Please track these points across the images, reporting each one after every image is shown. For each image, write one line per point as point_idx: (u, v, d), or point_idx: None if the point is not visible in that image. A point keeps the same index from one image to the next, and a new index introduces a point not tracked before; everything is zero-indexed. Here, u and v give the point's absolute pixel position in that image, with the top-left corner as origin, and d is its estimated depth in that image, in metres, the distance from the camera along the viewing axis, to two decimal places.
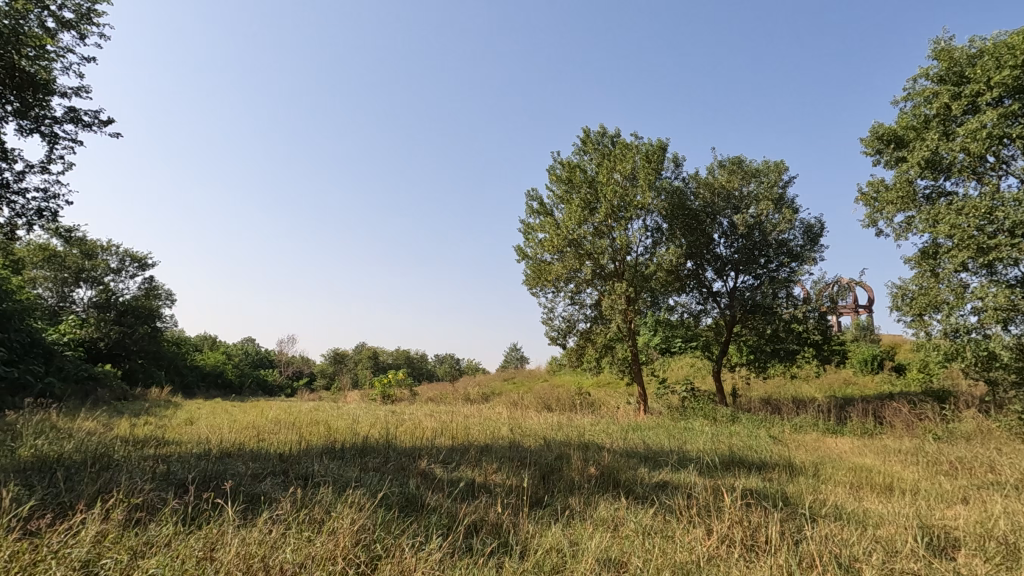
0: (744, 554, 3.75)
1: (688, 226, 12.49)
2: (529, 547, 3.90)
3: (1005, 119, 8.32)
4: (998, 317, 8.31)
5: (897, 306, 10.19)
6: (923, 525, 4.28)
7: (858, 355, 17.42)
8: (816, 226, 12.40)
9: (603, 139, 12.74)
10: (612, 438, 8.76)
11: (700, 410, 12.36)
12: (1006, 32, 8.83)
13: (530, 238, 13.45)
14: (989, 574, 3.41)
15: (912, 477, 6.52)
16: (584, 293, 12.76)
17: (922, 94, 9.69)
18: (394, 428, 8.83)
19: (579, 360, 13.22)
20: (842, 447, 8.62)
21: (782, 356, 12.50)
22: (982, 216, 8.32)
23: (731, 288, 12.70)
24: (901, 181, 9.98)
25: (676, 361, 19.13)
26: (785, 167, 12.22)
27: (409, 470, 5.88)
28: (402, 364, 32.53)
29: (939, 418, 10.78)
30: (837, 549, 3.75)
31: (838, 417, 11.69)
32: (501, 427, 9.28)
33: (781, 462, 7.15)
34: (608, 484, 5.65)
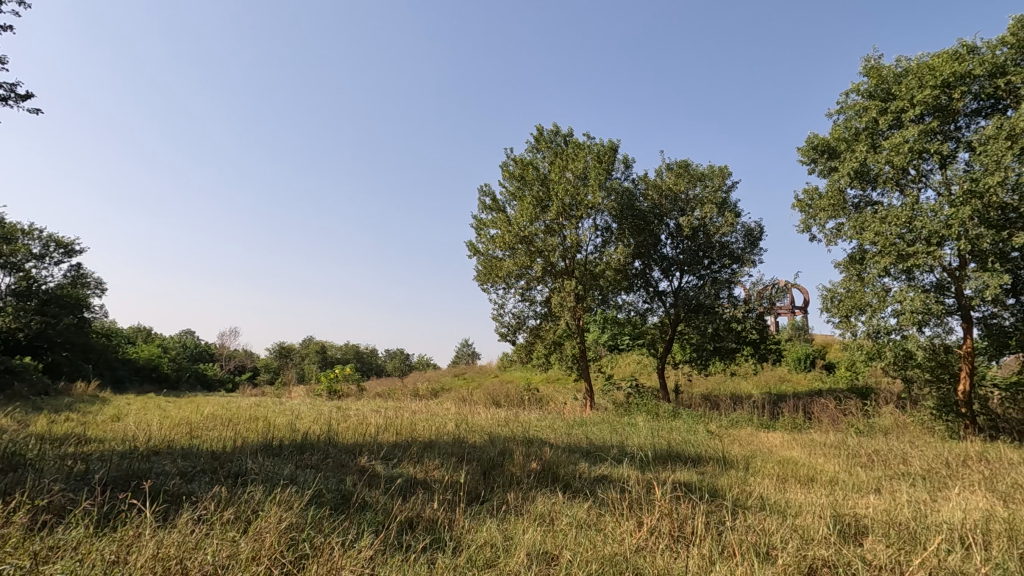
0: (670, 544, 3.89)
1: (637, 226, 12.78)
2: (463, 542, 3.91)
3: (926, 135, 8.91)
4: (915, 320, 8.93)
5: (827, 308, 10.76)
6: (836, 515, 4.55)
7: (792, 353, 18.33)
8: (756, 230, 12.95)
9: (556, 138, 12.87)
10: (557, 433, 8.88)
11: (643, 406, 12.71)
12: (926, 55, 9.49)
13: (481, 233, 13.43)
14: (890, 557, 3.68)
15: (833, 469, 6.93)
16: (534, 290, 12.86)
17: (852, 108, 10.28)
18: (337, 425, 8.65)
19: (528, 356, 13.30)
20: (773, 441, 9.05)
21: (722, 354, 13.00)
22: (904, 224, 8.89)
23: (676, 288, 13.09)
24: (833, 189, 10.55)
25: (624, 357, 19.60)
26: (728, 172, 12.69)
27: (348, 467, 5.77)
28: (351, 359, 31.87)
29: (861, 413, 11.49)
30: (757, 539, 3.94)
31: (772, 412, 12.26)
32: (447, 423, 9.25)
33: (715, 456, 7.45)
34: (546, 479, 5.73)
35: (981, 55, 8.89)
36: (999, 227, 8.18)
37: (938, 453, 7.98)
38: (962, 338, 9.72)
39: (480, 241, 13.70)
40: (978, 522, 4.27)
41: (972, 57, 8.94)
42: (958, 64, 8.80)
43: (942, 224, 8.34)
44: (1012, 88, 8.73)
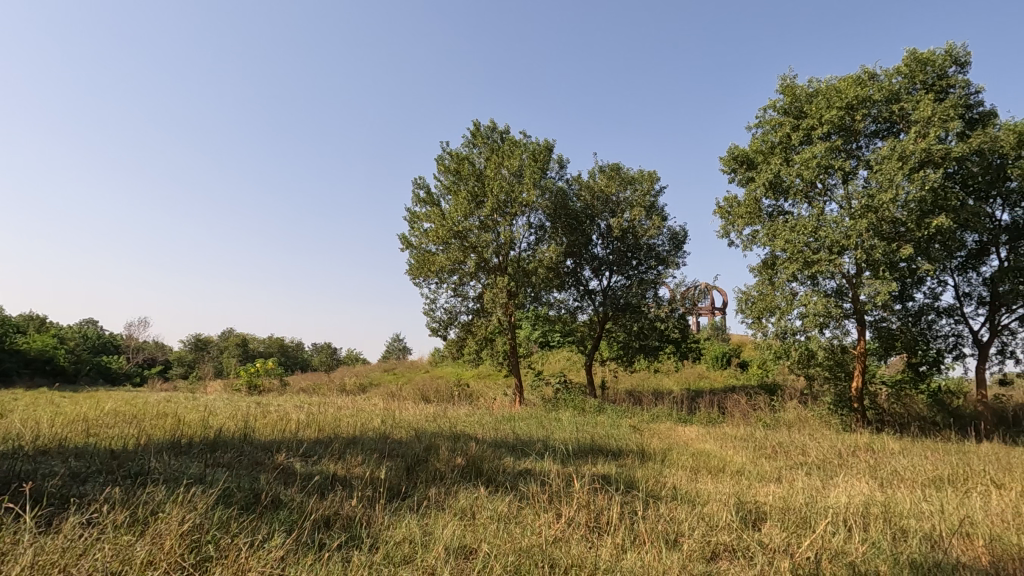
0: (586, 534, 4.02)
1: (569, 226, 13.05)
2: (380, 539, 3.85)
3: (831, 152, 9.67)
4: (817, 322, 9.68)
5: (742, 310, 11.44)
6: (739, 502, 4.87)
7: (711, 351, 19.35)
8: (681, 234, 13.56)
9: (492, 134, 12.89)
10: (484, 428, 8.91)
11: (570, 401, 13.02)
12: (834, 78, 10.31)
13: (415, 226, 13.22)
14: (783, 540, 3.98)
15: (740, 460, 7.41)
16: (467, 285, 12.82)
17: (769, 122, 10.97)
18: (254, 421, 8.27)
19: (459, 352, 13.25)
20: (689, 435, 9.55)
21: (647, 352, 13.52)
22: (809, 233, 9.62)
23: (605, 287, 13.48)
24: (750, 198, 11.21)
25: (555, 353, 19.98)
26: (656, 177, 13.19)
27: (263, 464, 5.52)
28: (274, 353, 30.48)
29: (769, 408, 12.33)
30: (667, 527, 4.14)
31: (689, 407, 12.90)
32: (373, 419, 9.06)
33: (634, 450, 7.76)
34: (471, 474, 5.74)
35: (879, 82, 9.77)
36: (891, 239, 9.01)
37: (832, 445, 8.71)
38: (856, 339, 10.65)
39: (413, 234, 13.50)
40: (860, 506, 4.71)
41: (872, 83, 9.81)
42: (861, 88, 9.63)
43: (842, 234, 9.11)
44: (904, 114, 9.65)
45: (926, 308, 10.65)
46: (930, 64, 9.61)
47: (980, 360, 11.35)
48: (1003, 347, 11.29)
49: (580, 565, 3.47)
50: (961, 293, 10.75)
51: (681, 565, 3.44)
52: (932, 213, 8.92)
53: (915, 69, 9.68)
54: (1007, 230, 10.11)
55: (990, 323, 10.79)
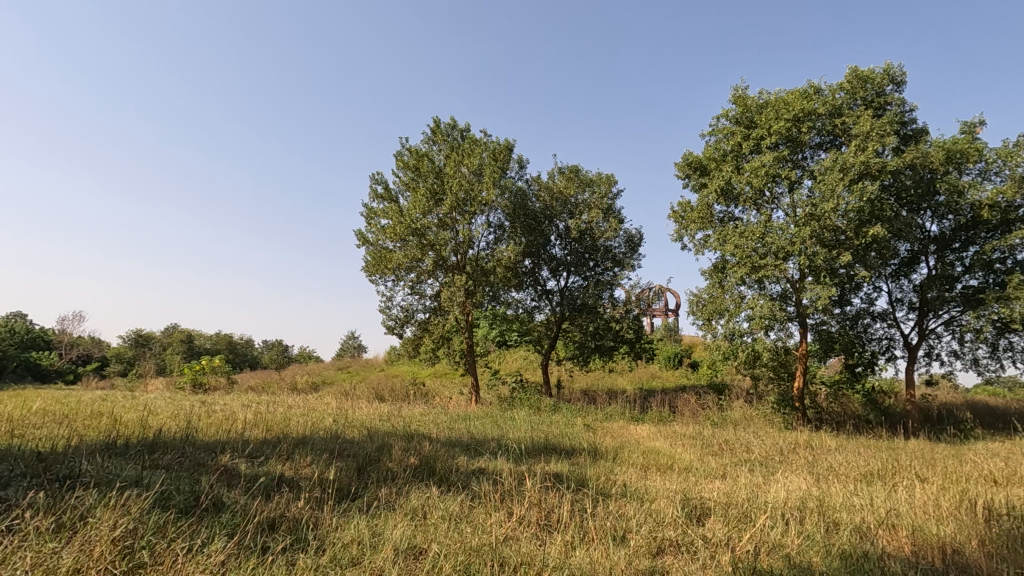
0: (537, 532, 4.05)
1: (528, 226, 13.12)
2: (327, 541, 3.77)
3: (779, 162, 10.08)
4: (763, 324, 10.06)
5: (693, 312, 11.78)
6: (685, 498, 5.02)
7: (663, 352, 19.84)
8: (637, 236, 13.85)
9: (453, 131, 12.82)
10: (439, 427, 8.86)
11: (526, 400, 13.08)
12: (783, 90, 10.76)
13: (372, 223, 12.99)
14: (724, 534, 4.13)
15: (688, 457, 7.65)
16: (425, 283, 12.69)
17: (722, 131, 11.33)
18: (198, 421, 7.94)
19: (415, 350, 13.09)
20: (641, 433, 9.76)
21: (602, 352, 13.74)
22: (757, 239, 9.99)
23: (563, 287, 13.63)
24: (703, 204, 11.55)
25: (511, 353, 20.02)
26: (614, 180, 13.42)
27: (206, 466, 5.31)
28: (222, 350, 29.38)
29: (717, 407, 12.76)
30: (616, 524, 4.22)
31: (642, 406, 13.20)
32: (324, 418, 8.85)
33: (587, 448, 7.88)
34: (424, 473, 5.69)
35: (824, 96, 10.26)
36: (831, 247, 9.47)
37: (774, 442, 9.08)
38: (799, 341, 11.15)
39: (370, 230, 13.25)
40: (797, 501, 4.94)
41: (817, 97, 10.29)
42: (807, 101, 10.09)
43: (787, 241, 9.52)
44: (846, 128, 10.16)
45: (862, 312, 11.28)
46: (869, 81, 10.18)
47: (909, 362, 12.11)
48: (930, 350, 12.08)
49: (530, 563, 3.49)
50: (893, 299, 11.43)
51: (627, 560, 3.51)
52: (869, 223, 9.44)
53: (856, 85, 10.21)
54: (934, 240, 10.88)
55: (920, 327, 11.52)
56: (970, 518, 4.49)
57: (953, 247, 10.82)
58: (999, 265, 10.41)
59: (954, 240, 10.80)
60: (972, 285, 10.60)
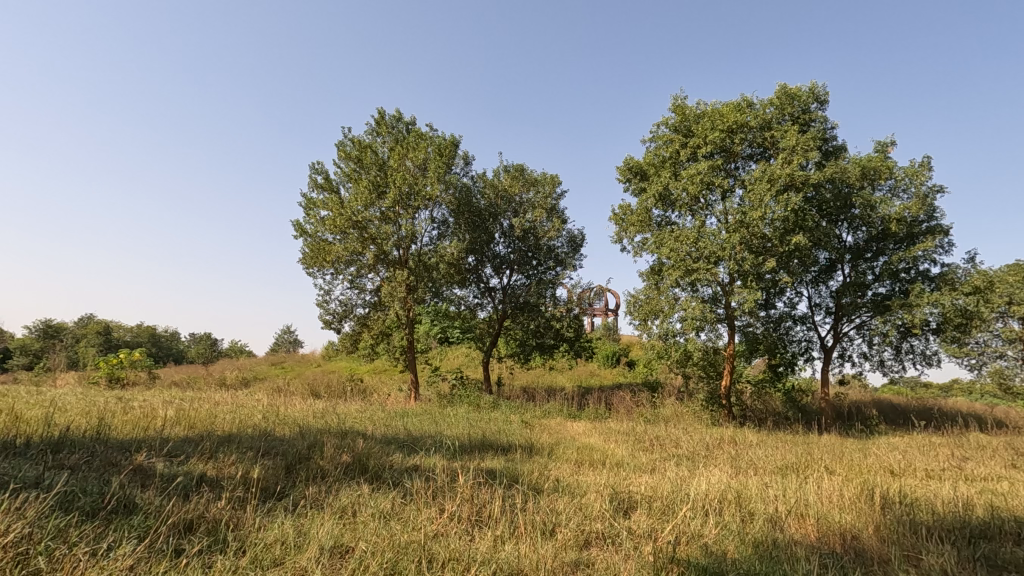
0: (466, 528, 4.06)
1: (472, 223, 13.05)
2: (248, 542, 3.63)
3: (713, 171, 10.56)
4: (695, 325, 10.50)
5: (630, 312, 12.13)
6: (614, 492, 5.18)
7: (602, 351, 20.33)
8: (579, 237, 14.10)
9: (398, 124, 12.62)
10: (375, 424, 8.70)
11: (466, 397, 13.08)
12: (718, 102, 11.27)
13: (311, 213, 12.57)
14: (648, 525, 4.29)
15: (620, 452, 7.89)
16: (365, 277, 12.42)
17: (661, 138, 11.74)
18: (111, 417, 7.41)
19: (353, 346, 12.76)
20: (576, 429, 9.97)
21: (542, 350, 13.90)
22: (691, 243, 10.41)
23: (505, 285, 13.71)
24: (642, 208, 11.89)
25: (453, 350, 19.93)
26: (558, 181, 13.62)
27: (118, 466, 4.97)
28: (143, 343, 27.58)
29: (650, 404, 13.23)
30: (546, 518, 4.30)
31: (579, 403, 13.48)
32: (253, 415, 8.51)
33: (523, 444, 7.97)
34: (355, 471, 5.59)
35: (755, 110, 10.84)
36: (759, 253, 10.01)
37: (701, 438, 9.53)
38: (728, 342, 11.71)
39: (309, 221, 12.82)
40: (717, 493, 5.20)
41: (749, 111, 10.86)
42: (739, 114, 10.63)
43: (718, 246, 9.98)
44: (775, 141, 10.77)
45: (785, 316, 11.98)
46: (796, 99, 10.83)
47: (825, 363, 12.98)
48: (843, 352, 13.00)
49: (458, 559, 3.50)
50: (813, 304, 12.21)
51: (554, 553, 3.58)
52: (793, 232, 10.04)
53: (785, 102, 10.83)
54: (850, 250, 11.70)
55: (835, 331, 12.37)
56: (868, 506, 4.88)
57: (866, 257, 11.67)
58: (904, 274, 11.35)
59: (867, 250, 11.64)
60: (880, 292, 11.48)
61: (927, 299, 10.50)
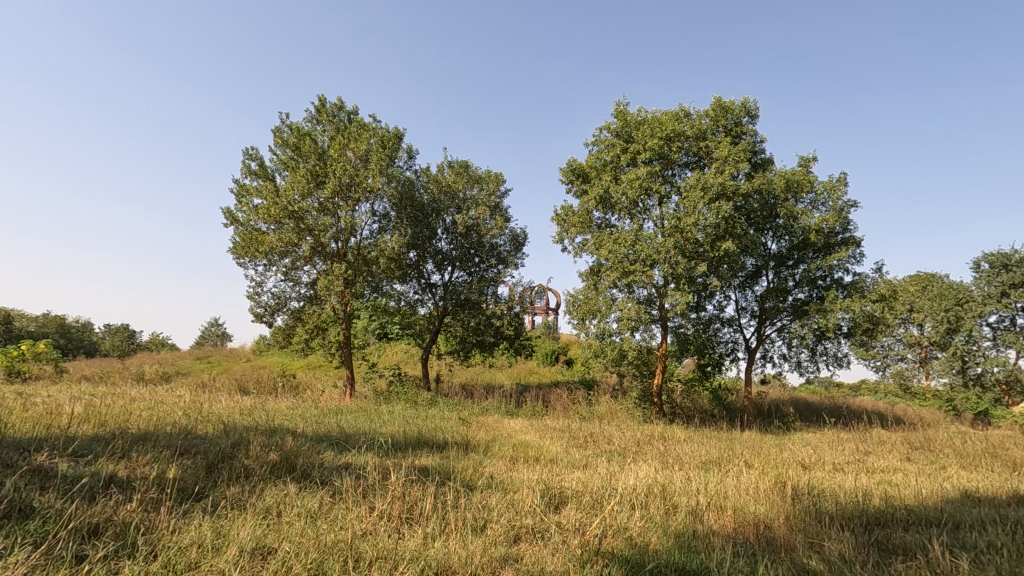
0: (396, 526, 4.02)
1: (414, 218, 12.87)
2: (161, 545, 3.44)
3: (651, 177, 10.92)
4: (630, 325, 10.82)
5: (569, 311, 12.35)
6: (546, 488, 5.27)
7: (541, 349, 20.59)
8: (521, 236, 14.21)
9: (339, 113, 12.27)
10: (306, 422, 8.42)
11: (403, 394, 12.89)
12: (658, 110, 11.68)
13: (243, 201, 11.99)
14: (576, 519, 4.40)
15: (555, 449, 8.04)
16: (301, 270, 12.00)
17: (604, 142, 12.01)
18: (8, 414, 6.78)
19: (286, 340, 12.27)
20: (513, 426, 10.07)
21: (482, 347, 13.91)
22: (629, 246, 10.72)
23: (446, 281, 13.62)
24: (583, 209, 12.12)
25: (392, 345, 19.58)
26: (502, 180, 13.68)
27: (14, 467, 4.56)
28: (50, 335, 25.41)
29: (586, 401, 13.54)
30: (478, 514, 4.31)
31: (517, 401, 13.59)
32: (173, 412, 8.02)
33: (459, 441, 7.96)
34: (282, 470, 5.38)
35: (691, 121, 11.32)
36: (691, 257, 10.45)
37: (632, 434, 9.86)
38: (660, 342, 12.16)
39: (241, 209, 12.23)
40: (644, 487, 5.41)
41: (686, 121, 11.33)
42: (677, 123, 11.07)
43: (655, 250, 10.34)
44: (709, 151, 11.28)
45: (713, 318, 12.58)
46: (729, 112, 11.38)
47: (749, 363, 13.72)
48: (766, 353, 13.80)
49: (386, 557, 3.44)
50: (739, 307, 12.88)
51: (483, 549, 3.61)
52: (723, 238, 10.54)
53: (719, 114, 11.37)
54: (774, 257, 12.42)
55: (759, 333, 13.10)
56: (779, 498, 5.22)
57: (788, 264, 12.43)
58: (821, 281, 12.18)
59: (789, 258, 12.40)
60: (800, 298, 12.26)
61: (840, 305, 11.33)
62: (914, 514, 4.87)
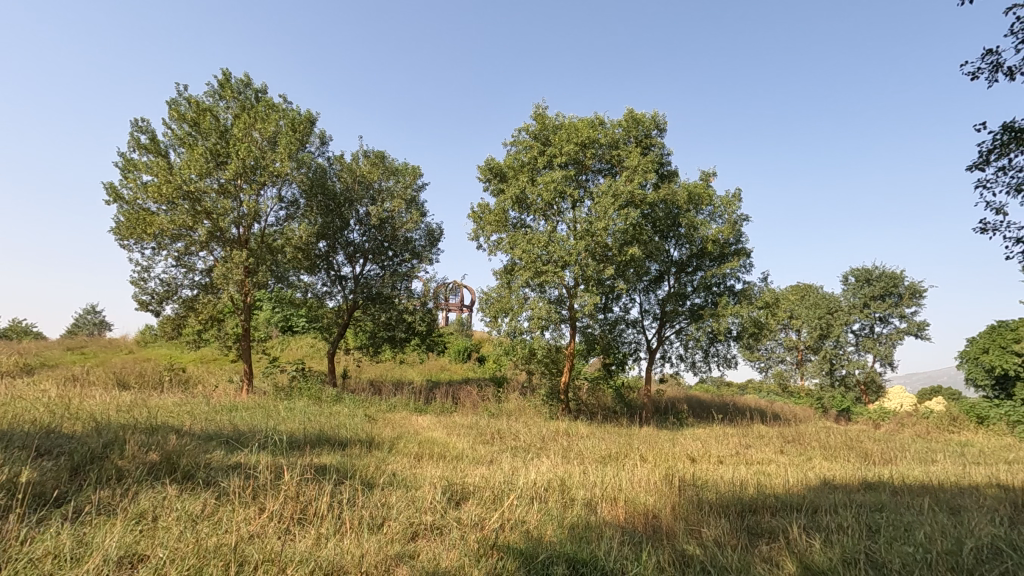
0: (287, 528, 3.85)
1: (324, 206, 12.36)
2: (6, 557, 3.04)
3: (566, 180, 11.22)
4: (540, 324, 11.05)
5: (481, 309, 12.40)
6: (448, 484, 5.27)
7: (454, 346, 20.51)
8: (437, 231, 14.08)
9: (245, 90, 11.51)
10: (194, 419, 7.82)
11: (305, 389, 12.33)
12: (575, 116, 12.03)
13: (129, 176, 10.90)
14: (476, 515, 4.42)
15: (460, 446, 8.04)
16: (195, 255, 11.11)
17: (522, 143, 12.17)
18: None
19: (175, 331, 11.31)
20: (420, 423, 9.95)
21: (392, 343, 13.60)
22: (542, 247, 10.94)
23: (357, 274, 13.20)
24: (500, 208, 12.21)
25: (296, 339, 18.66)
26: (419, 173, 13.47)
27: None
28: None
29: (495, 398, 13.67)
30: (375, 513, 4.23)
31: (426, 397, 13.45)
32: (33, 408, 7.12)
33: (363, 439, 7.75)
34: (162, 471, 4.96)
35: (605, 129, 11.79)
36: (600, 260, 10.87)
37: (537, 430, 10.09)
38: (569, 341, 12.56)
39: (126, 186, 11.11)
40: (544, 482, 5.56)
41: (601, 129, 11.78)
42: (592, 131, 11.48)
43: (567, 252, 10.65)
44: (620, 159, 11.80)
45: (619, 319, 13.17)
46: (640, 123, 11.96)
47: (650, 363, 14.50)
48: (665, 353, 14.64)
49: (273, 560, 3.28)
50: (643, 309, 13.56)
51: (379, 547, 3.55)
52: (630, 244, 11.06)
53: (631, 124, 11.93)
54: (675, 264, 13.22)
55: (660, 335, 13.88)
56: (668, 489, 5.58)
57: (688, 270, 13.28)
58: (715, 288, 13.11)
59: (688, 265, 13.25)
60: (696, 303, 13.13)
61: (730, 311, 12.31)
62: (780, 500, 5.41)
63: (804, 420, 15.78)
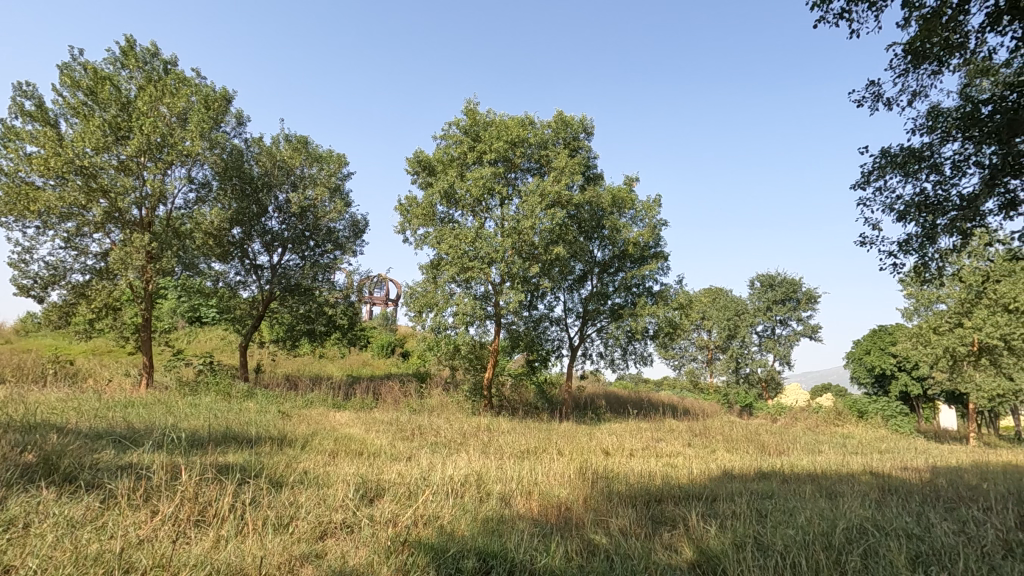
0: (183, 531, 3.62)
1: (240, 191, 11.67)
2: None
3: (495, 177, 11.26)
4: (465, 320, 11.04)
5: (406, 303, 12.19)
6: (363, 482, 5.16)
7: (377, 340, 20.08)
8: (361, 223, 13.68)
9: (152, 60, 10.63)
10: (81, 416, 7.14)
11: (213, 384, 11.59)
12: (506, 114, 12.11)
13: (10, 145, 9.76)
14: (389, 512, 4.35)
15: (378, 442, 7.89)
16: (88, 237, 10.14)
17: (451, 137, 12.10)
18: None
19: (62, 319, 10.26)
20: (338, 419, 9.67)
21: (310, 336, 13.06)
22: (469, 243, 10.88)
23: (274, 264, 12.57)
24: (427, 202, 12.05)
25: (205, 330, 17.51)
26: (345, 161, 13.04)
27: None
28: None
29: (417, 394, 13.53)
30: (282, 513, 4.06)
31: (345, 392, 13.06)
32: None
33: (274, 436, 7.40)
34: (39, 474, 4.49)
35: (535, 129, 11.97)
36: (526, 257, 11.02)
37: (458, 426, 10.11)
38: (494, 338, 12.64)
39: (6, 155, 9.94)
40: (461, 477, 5.56)
41: (530, 129, 11.94)
42: (522, 130, 11.61)
43: (493, 249, 10.69)
44: (548, 160, 12.01)
45: (543, 316, 13.42)
46: (569, 126, 12.25)
47: (572, 360, 14.88)
48: (586, 351, 15.07)
49: (164, 565, 3.08)
50: (566, 308, 13.88)
51: (283, 548, 3.42)
52: (556, 243, 11.29)
53: (560, 126, 12.19)
54: (598, 264, 13.66)
55: (582, 333, 14.27)
56: (581, 482, 5.75)
57: (610, 271, 13.75)
58: (634, 288, 13.62)
59: (610, 266, 13.72)
60: (617, 302, 13.60)
61: (648, 311, 12.90)
62: (684, 490, 5.74)
63: (710, 420, 14.34)
